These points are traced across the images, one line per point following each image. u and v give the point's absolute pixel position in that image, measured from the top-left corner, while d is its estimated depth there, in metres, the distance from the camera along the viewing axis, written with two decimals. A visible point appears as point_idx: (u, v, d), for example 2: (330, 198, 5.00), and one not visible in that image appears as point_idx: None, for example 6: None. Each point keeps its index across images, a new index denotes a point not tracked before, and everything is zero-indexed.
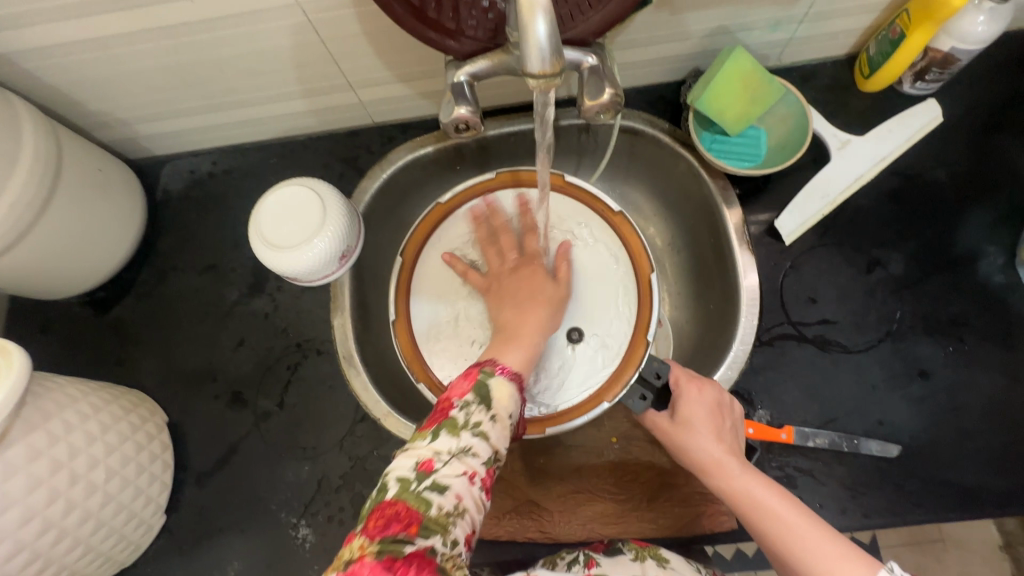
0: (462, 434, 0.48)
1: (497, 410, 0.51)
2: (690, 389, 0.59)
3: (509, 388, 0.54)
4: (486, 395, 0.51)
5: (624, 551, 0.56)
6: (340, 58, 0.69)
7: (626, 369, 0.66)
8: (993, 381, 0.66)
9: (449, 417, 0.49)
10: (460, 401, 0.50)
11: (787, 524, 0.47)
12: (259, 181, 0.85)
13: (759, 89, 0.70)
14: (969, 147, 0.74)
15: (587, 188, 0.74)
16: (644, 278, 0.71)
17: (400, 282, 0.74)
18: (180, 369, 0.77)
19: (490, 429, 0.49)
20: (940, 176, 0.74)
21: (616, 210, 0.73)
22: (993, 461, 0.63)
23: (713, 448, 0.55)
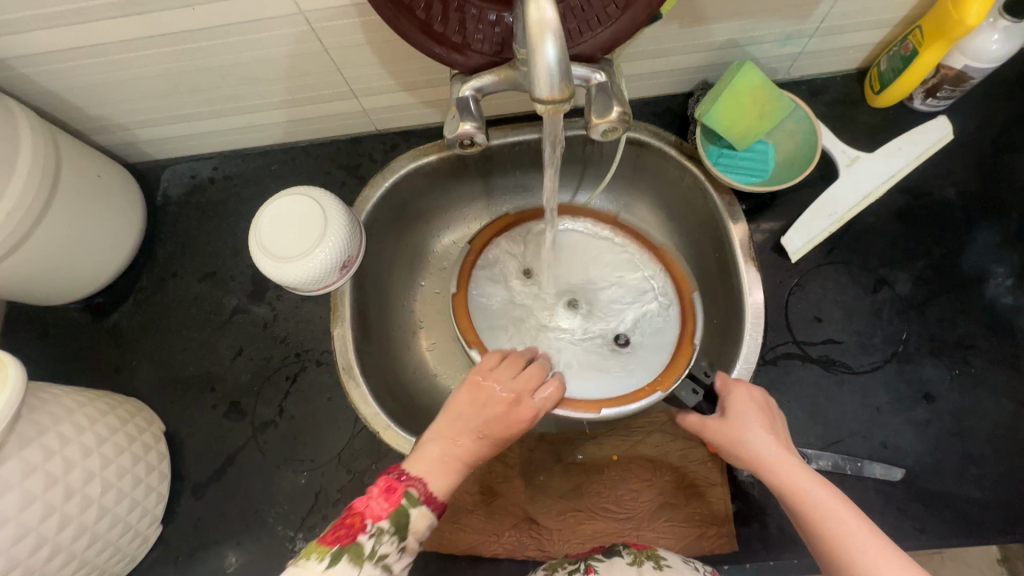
0: (365, 568, 0.43)
1: (410, 541, 0.46)
2: (733, 390, 0.55)
3: (431, 516, 0.48)
4: (405, 525, 0.46)
5: (620, 555, 0.56)
6: (343, 66, 0.68)
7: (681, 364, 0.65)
8: (998, 406, 0.65)
9: (356, 543, 0.44)
10: (374, 523, 0.45)
11: (848, 528, 0.43)
12: (260, 187, 0.84)
13: (768, 104, 0.69)
14: (979, 166, 0.73)
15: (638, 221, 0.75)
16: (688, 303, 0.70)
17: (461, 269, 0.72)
18: (179, 377, 0.77)
19: (397, 561, 0.45)
20: (949, 195, 0.73)
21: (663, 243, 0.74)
22: (998, 487, 0.63)
23: (763, 443, 0.50)
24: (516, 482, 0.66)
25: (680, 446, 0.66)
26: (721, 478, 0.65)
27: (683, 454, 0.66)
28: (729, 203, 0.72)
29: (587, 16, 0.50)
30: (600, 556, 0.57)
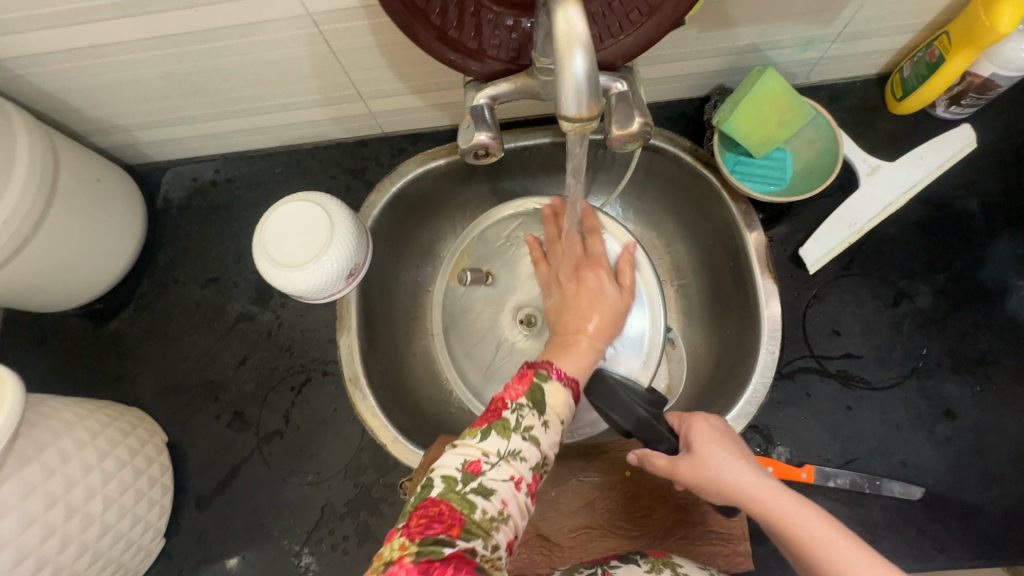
0: (513, 438, 0.44)
1: (550, 415, 0.47)
2: (690, 424, 0.53)
3: (565, 392, 0.49)
4: (542, 401, 0.47)
5: (637, 562, 0.55)
6: (351, 69, 0.66)
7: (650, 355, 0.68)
8: (1020, 423, 0.64)
9: (502, 418, 0.45)
10: (512, 403, 0.46)
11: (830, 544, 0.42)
12: (263, 191, 0.82)
13: (788, 112, 0.67)
14: (1001, 176, 0.72)
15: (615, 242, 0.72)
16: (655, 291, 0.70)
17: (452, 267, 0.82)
18: (181, 386, 0.75)
19: (541, 434, 0.46)
20: (971, 206, 0.71)
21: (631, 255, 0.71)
22: (1019, 507, 0.62)
23: (736, 472, 0.48)
24: None
25: None
26: None
27: None
28: (747, 212, 0.70)
29: (609, 22, 0.48)
30: (616, 562, 0.56)
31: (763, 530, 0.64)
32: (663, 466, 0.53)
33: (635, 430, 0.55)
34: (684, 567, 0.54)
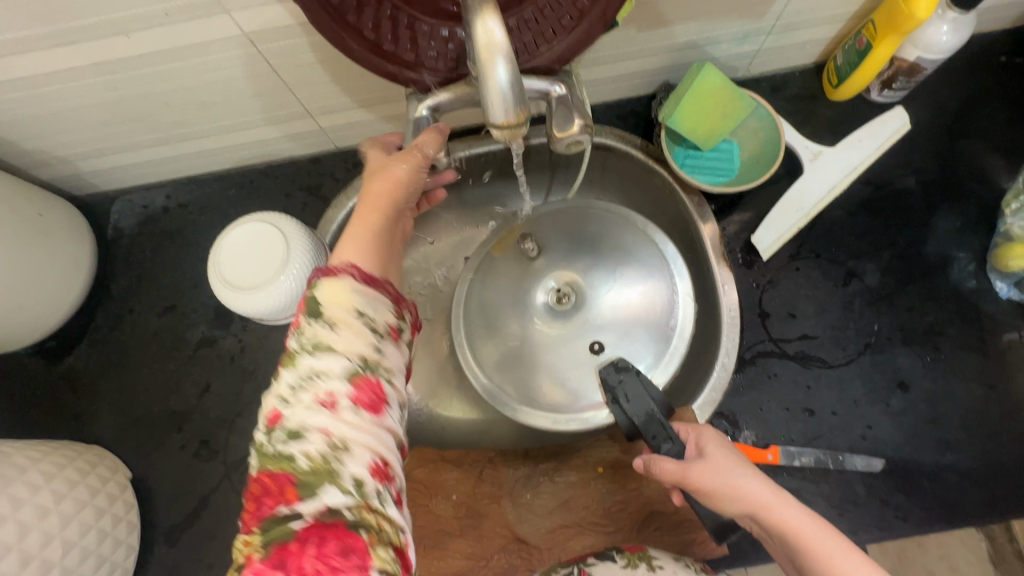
0: (302, 363, 0.43)
1: (334, 314, 0.44)
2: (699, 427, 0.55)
3: (343, 282, 0.46)
4: (314, 303, 0.44)
5: (614, 559, 0.56)
6: (294, 86, 0.66)
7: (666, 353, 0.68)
8: (968, 389, 0.67)
9: (287, 350, 0.44)
10: (297, 332, 0.44)
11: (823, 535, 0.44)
12: (218, 214, 0.80)
13: (731, 104, 0.69)
14: (936, 153, 0.75)
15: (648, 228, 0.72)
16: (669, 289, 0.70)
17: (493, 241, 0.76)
18: (144, 419, 0.73)
19: (334, 337, 0.43)
20: (910, 184, 0.74)
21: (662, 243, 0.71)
22: (972, 469, 0.64)
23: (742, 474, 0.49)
24: (503, 502, 0.65)
25: None
26: None
27: None
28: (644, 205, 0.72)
29: (542, 28, 0.49)
30: (592, 560, 0.57)
31: None
32: (672, 470, 0.52)
33: (642, 424, 0.59)
34: (660, 560, 0.56)
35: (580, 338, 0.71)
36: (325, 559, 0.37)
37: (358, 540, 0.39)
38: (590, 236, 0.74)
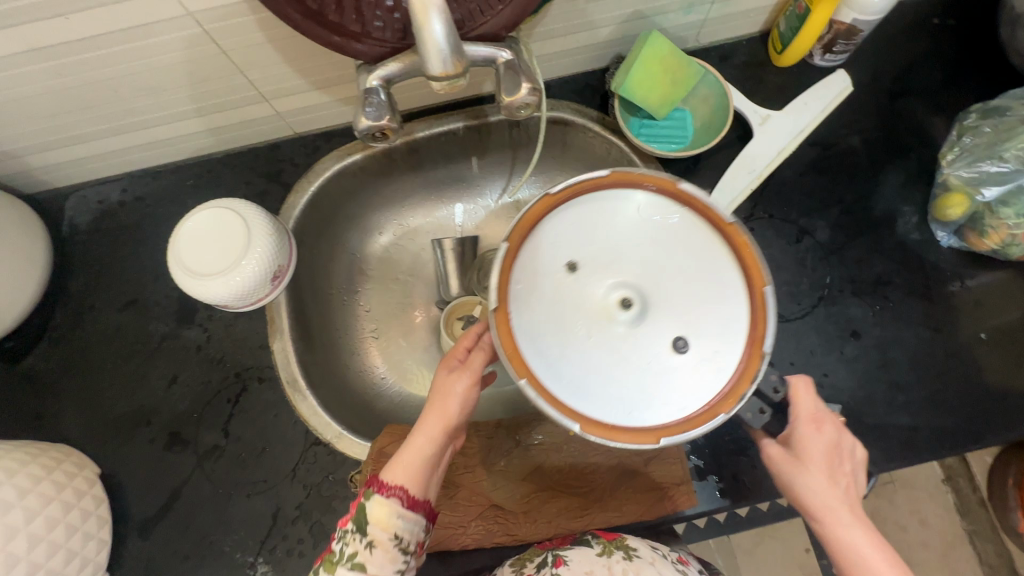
0: (338, 569, 0.47)
1: (375, 535, 0.47)
2: (809, 423, 0.51)
3: (391, 502, 0.48)
4: (363, 521, 0.47)
5: (591, 544, 0.58)
6: (246, 68, 0.65)
7: (745, 377, 0.45)
8: (916, 334, 0.70)
9: (329, 551, 0.48)
10: (338, 531, 0.48)
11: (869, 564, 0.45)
12: (177, 205, 0.79)
13: (678, 72, 0.71)
14: (877, 114, 0.78)
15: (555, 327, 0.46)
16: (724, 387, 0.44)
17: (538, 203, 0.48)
18: (110, 416, 0.72)
19: (370, 558, 0.46)
20: (854, 143, 0.77)
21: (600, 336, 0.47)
22: (921, 408, 0.67)
23: (824, 485, 0.48)
24: (478, 471, 0.66)
25: None
26: (675, 438, 0.66)
27: None
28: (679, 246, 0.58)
29: None
30: (569, 548, 0.59)
31: (704, 467, 0.66)
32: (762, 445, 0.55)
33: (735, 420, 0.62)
34: (638, 551, 0.56)
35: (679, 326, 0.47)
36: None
37: None
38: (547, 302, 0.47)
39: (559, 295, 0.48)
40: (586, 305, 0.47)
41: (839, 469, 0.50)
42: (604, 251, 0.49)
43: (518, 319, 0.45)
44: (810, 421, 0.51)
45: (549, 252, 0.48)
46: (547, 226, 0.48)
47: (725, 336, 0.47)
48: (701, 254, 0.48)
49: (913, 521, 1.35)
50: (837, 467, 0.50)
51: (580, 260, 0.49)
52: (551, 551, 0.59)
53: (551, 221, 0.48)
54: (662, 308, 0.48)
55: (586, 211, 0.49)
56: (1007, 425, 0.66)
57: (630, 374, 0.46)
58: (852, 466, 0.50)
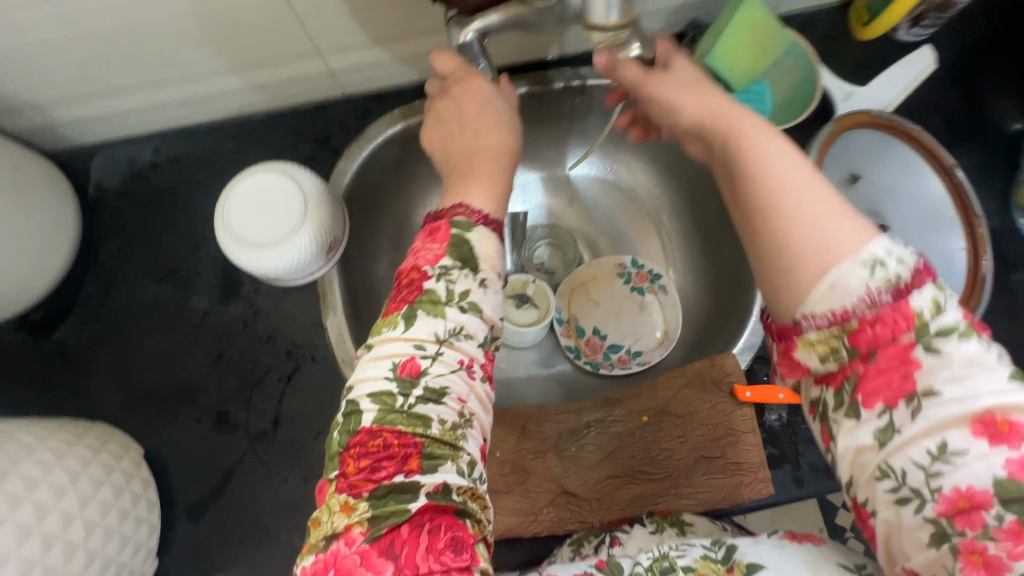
0: (450, 313, 0.42)
1: (484, 267, 0.45)
2: (680, 78, 0.49)
3: (492, 239, 0.47)
4: (467, 255, 0.45)
5: (643, 522, 0.59)
6: (307, 19, 0.59)
7: None
8: (995, 325, 0.68)
9: (426, 291, 0.42)
10: (435, 267, 0.43)
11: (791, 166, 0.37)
12: (216, 169, 0.73)
13: (768, 42, 0.67)
14: (961, 94, 0.75)
15: (891, 195, 0.68)
16: (978, 277, 0.65)
17: (850, 120, 0.66)
18: (152, 393, 0.67)
19: (483, 298, 0.44)
20: (936, 125, 0.74)
21: (979, 214, 0.66)
22: None
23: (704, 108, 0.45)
24: (548, 456, 0.63)
25: (708, 398, 0.65)
26: (752, 426, 0.63)
27: (711, 409, 0.64)
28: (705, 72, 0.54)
29: None
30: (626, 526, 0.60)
31: (780, 456, 0.64)
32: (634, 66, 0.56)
33: None
34: (691, 527, 0.58)
35: None
36: (437, 556, 0.34)
37: (468, 530, 0.36)
38: (900, 191, 0.68)
39: (842, 195, 0.67)
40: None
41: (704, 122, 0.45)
42: (884, 186, 0.68)
43: None
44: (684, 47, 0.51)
45: (885, 166, 0.68)
46: (855, 134, 0.67)
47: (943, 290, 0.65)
48: (937, 216, 0.67)
49: None
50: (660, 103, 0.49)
51: (865, 176, 0.67)
52: (609, 530, 0.60)
53: (857, 135, 0.67)
54: (904, 240, 0.67)
55: (894, 153, 0.68)
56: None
57: None
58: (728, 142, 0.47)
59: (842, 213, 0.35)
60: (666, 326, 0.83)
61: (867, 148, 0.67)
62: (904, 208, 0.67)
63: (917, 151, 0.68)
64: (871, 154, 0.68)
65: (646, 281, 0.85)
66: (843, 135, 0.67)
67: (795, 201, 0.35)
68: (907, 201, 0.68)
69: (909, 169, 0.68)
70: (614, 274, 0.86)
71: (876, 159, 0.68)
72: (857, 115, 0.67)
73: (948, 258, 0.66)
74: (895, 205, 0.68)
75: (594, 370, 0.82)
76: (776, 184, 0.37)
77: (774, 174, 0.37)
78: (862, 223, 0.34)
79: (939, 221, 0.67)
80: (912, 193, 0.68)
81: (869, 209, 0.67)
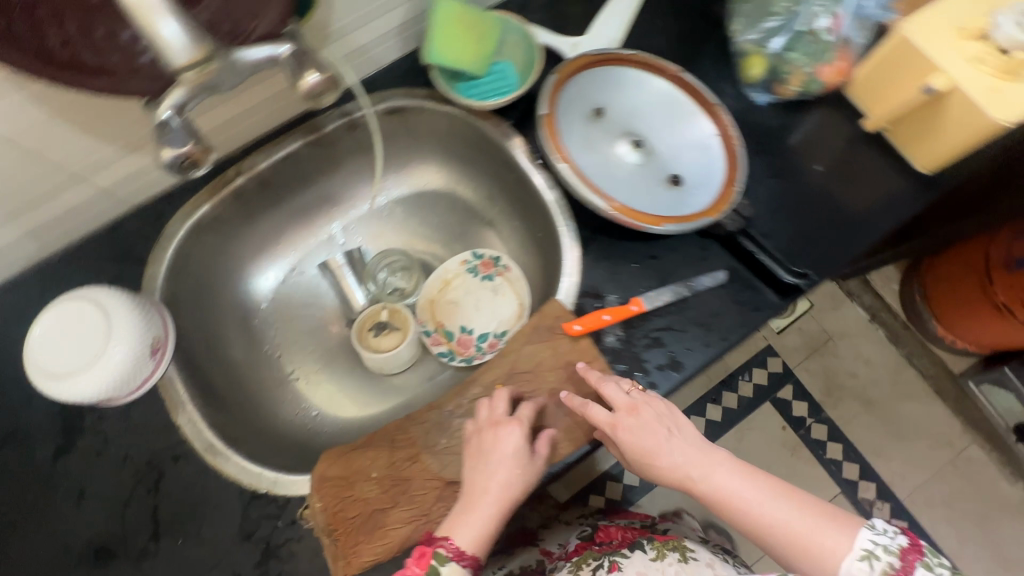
0: None
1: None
2: (631, 416, 0.58)
3: (463, 569, 0.54)
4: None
5: None
6: (43, 151, 0.62)
7: (723, 202, 0.70)
8: (769, 185, 0.75)
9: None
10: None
11: (765, 503, 0.54)
12: (28, 319, 0.73)
13: (479, 27, 0.75)
14: (672, 11, 0.84)
15: (637, 113, 0.76)
16: (732, 152, 0.72)
17: (572, 65, 0.74)
18: (22, 559, 0.65)
19: None
20: (661, 44, 0.83)
21: (715, 100, 0.74)
22: (792, 243, 0.72)
23: (676, 459, 0.57)
24: (422, 458, 0.65)
25: (549, 346, 0.68)
26: (593, 354, 0.67)
27: (554, 354, 0.68)
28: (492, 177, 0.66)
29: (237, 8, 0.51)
30: None
31: (630, 369, 0.68)
32: (603, 421, 0.59)
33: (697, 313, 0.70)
34: None
35: (661, 169, 0.74)
36: None
37: None
38: (644, 106, 0.76)
39: (594, 129, 0.75)
40: (607, 142, 0.74)
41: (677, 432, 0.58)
42: (627, 109, 0.76)
43: (557, 141, 0.71)
44: (626, 408, 0.58)
45: (623, 91, 0.76)
46: (584, 75, 0.75)
47: (707, 174, 0.73)
48: (681, 114, 0.75)
49: (860, 364, 1.56)
50: (643, 454, 0.58)
51: (608, 106, 0.75)
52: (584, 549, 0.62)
53: (586, 75, 0.75)
54: (662, 146, 0.75)
55: (625, 79, 0.76)
56: (874, 226, 0.72)
57: (629, 186, 0.73)
58: (661, 416, 0.59)
59: (831, 526, 0.52)
60: (519, 300, 0.86)
61: (601, 83, 0.76)
62: (652, 119, 0.76)
63: (644, 70, 0.76)
64: (605, 86, 0.76)
65: (492, 267, 0.88)
66: (574, 79, 0.75)
67: (792, 530, 0.52)
68: (653, 112, 0.76)
69: (644, 86, 0.76)
70: (460, 274, 0.88)
71: (613, 88, 0.76)
72: (577, 59, 0.74)
73: (703, 145, 0.74)
74: (643, 120, 0.76)
75: (470, 364, 0.84)
76: (780, 525, 0.53)
77: (742, 505, 0.54)
78: (818, 511, 0.53)
79: (686, 119, 0.75)
80: (653, 104, 0.76)
81: (622, 131, 0.75)
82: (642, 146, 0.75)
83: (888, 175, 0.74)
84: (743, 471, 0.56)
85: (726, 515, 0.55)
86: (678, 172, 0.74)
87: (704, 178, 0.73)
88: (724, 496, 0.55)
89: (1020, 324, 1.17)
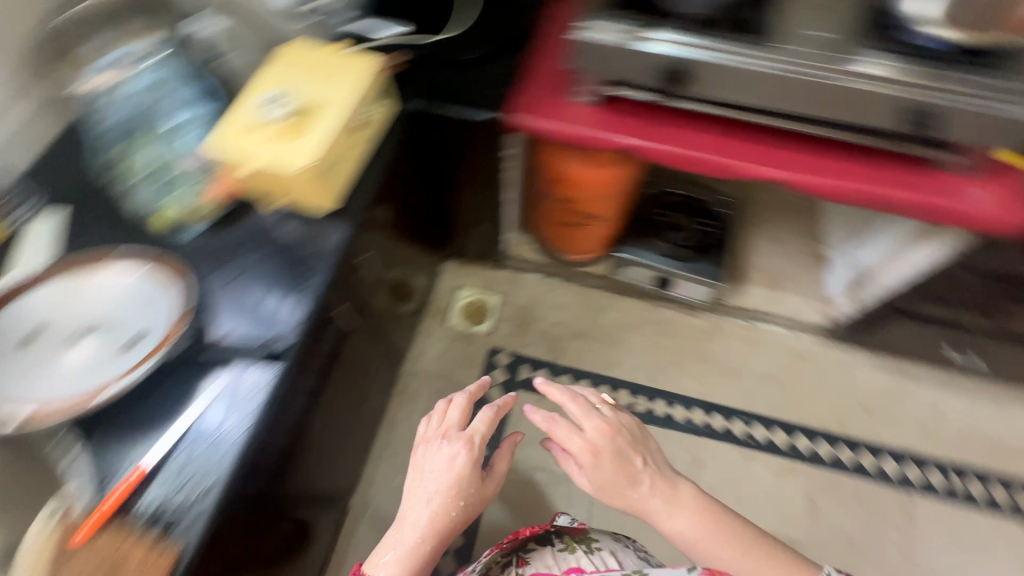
0: None
1: None
2: (585, 444, 0.94)
3: None
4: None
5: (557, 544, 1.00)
6: None
7: (172, 334, 0.79)
8: (229, 293, 0.86)
9: None
10: None
11: (734, 561, 0.85)
12: None
13: None
14: (94, 208, 0.93)
15: (76, 306, 0.81)
16: (169, 291, 0.83)
17: None
18: None
19: None
20: (96, 236, 0.90)
21: (137, 261, 0.84)
22: (261, 328, 0.84)
23: (641, 490, 0.92)
24: None
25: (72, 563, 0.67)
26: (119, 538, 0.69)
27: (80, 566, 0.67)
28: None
29: None
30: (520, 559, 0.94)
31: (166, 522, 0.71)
32: (561, 437, 0.96)
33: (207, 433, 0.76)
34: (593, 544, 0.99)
35: (119, 336, 0.80)
36: None
37: None
38: (80, 298, 0.82)
39: (36, 347, 0.78)
40: (54, 350, 0.78)
41: (653, 461, 0.96)
42: (66, 310, 0.81)
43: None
44: (584, 449, 0.93)
45: (55, 298, 0.81)
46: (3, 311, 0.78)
47: (158, 317, 0.81)
48: (116, 286, 0.83)
49: (559, 313, 1.81)
50: (619, 484, 0.92)
51: (45, 320, 0.80)
52: None
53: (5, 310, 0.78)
54: (113, 318, 0.81)
55: (48, 288, 0.81)
56: (313, 277, 0.88)
57: (91, 371, 0.77)
58: (616, 439, 0.95)
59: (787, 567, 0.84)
60: None
61: (24, 306, 0.79)
62: (93, 303, 0.82)
63: (63, 273, 0.82)
64: (30, 306, 0.80)
65: None
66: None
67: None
68: (92, 297, 0.82)
69: (71, 283, 0.82)
70: None
71: (40, 302, 0.80)
72: None
73: (146, 298, 0.83)
74: (86, 309, 0.81)
75: None
76: (728, 566, 0.85)
77: (727, 563, 0.85)
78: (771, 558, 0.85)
79: (122, 285, 0.83)
80: (88, 292, 0.82)
81: (68, 330, 0.80)
82: (93, 329, 0.80)
83: (310, 232, 0.91)
84: (694, 518, 0.90)
85: (710, 558, 0.87)
86: (134, 329, 0.80)
87: (157, 321, 0.81)
88: (702, 539, 0.88)
89: (574, 226, 1.52)
